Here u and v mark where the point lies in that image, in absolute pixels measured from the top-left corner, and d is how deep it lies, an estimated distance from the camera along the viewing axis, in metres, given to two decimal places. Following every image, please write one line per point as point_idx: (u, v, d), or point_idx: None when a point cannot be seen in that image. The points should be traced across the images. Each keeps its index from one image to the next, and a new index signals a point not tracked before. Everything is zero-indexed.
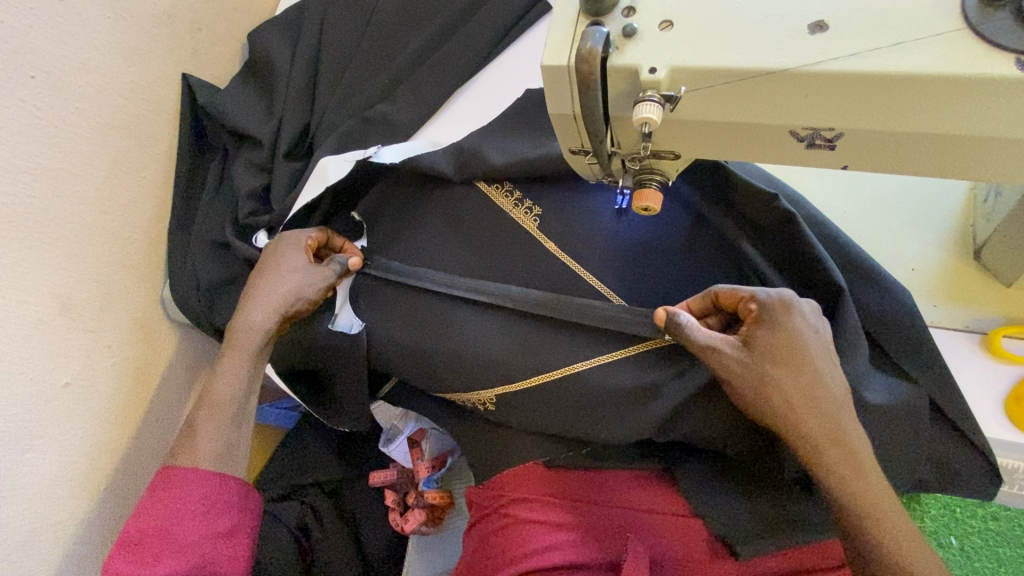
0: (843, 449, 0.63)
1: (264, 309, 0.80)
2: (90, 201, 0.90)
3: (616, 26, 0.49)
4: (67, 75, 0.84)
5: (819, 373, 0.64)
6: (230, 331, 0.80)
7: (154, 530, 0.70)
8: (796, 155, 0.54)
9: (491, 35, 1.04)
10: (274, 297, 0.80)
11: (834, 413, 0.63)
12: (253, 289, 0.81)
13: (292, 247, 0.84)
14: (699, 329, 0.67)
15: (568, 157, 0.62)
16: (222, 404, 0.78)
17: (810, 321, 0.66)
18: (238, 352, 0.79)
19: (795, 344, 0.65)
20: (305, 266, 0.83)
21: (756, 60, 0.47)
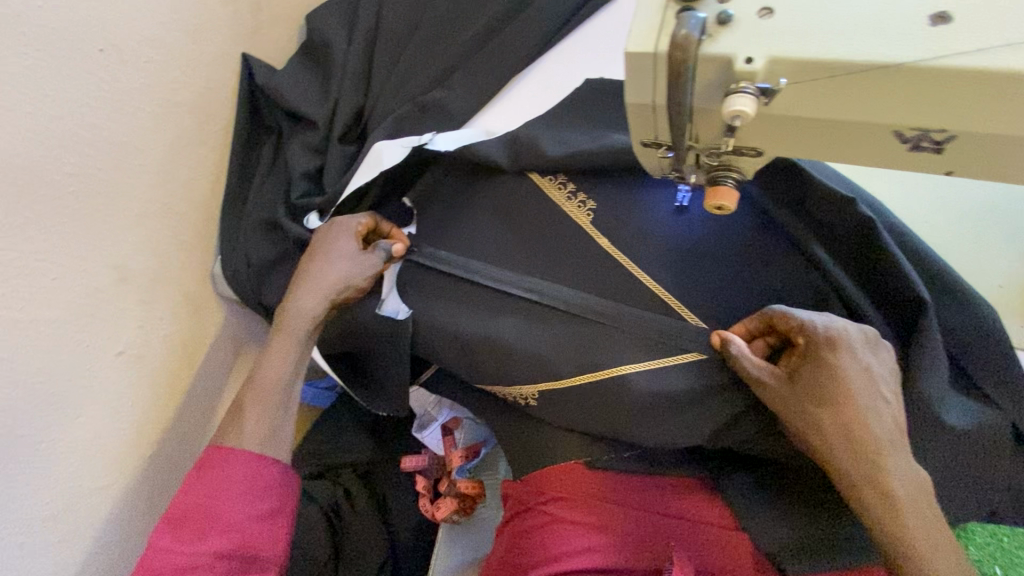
0: (903, 486, 0.57)
1: (313, 296, 0.81)
2: (150, 175, 0.92)
3: (710, 12, 0.46)
4: (134, 50, 0.86)
5: (862, 413, 0.59)
6: (281, 315, 0.82)
7: (201, 508, 0.71)
8: (896, 156, 0.51)
9: (551, 24, 1.02)
10: (324, 284, 0.81)
11: (878, 455, 0.58)
12: (303, 276, 0.82)
13: (342, 235, 0.84)
14: (749, 357, 0.65)
15: (638, 150, 0.59)
16: (269, 385, 0.79)
17: (862, 354, 0.61)
18: (286, 338, 0.81)
19: (841, 381, 0.60)
20: (354, 254, 0.83)
21: (871, 52, 0.43)
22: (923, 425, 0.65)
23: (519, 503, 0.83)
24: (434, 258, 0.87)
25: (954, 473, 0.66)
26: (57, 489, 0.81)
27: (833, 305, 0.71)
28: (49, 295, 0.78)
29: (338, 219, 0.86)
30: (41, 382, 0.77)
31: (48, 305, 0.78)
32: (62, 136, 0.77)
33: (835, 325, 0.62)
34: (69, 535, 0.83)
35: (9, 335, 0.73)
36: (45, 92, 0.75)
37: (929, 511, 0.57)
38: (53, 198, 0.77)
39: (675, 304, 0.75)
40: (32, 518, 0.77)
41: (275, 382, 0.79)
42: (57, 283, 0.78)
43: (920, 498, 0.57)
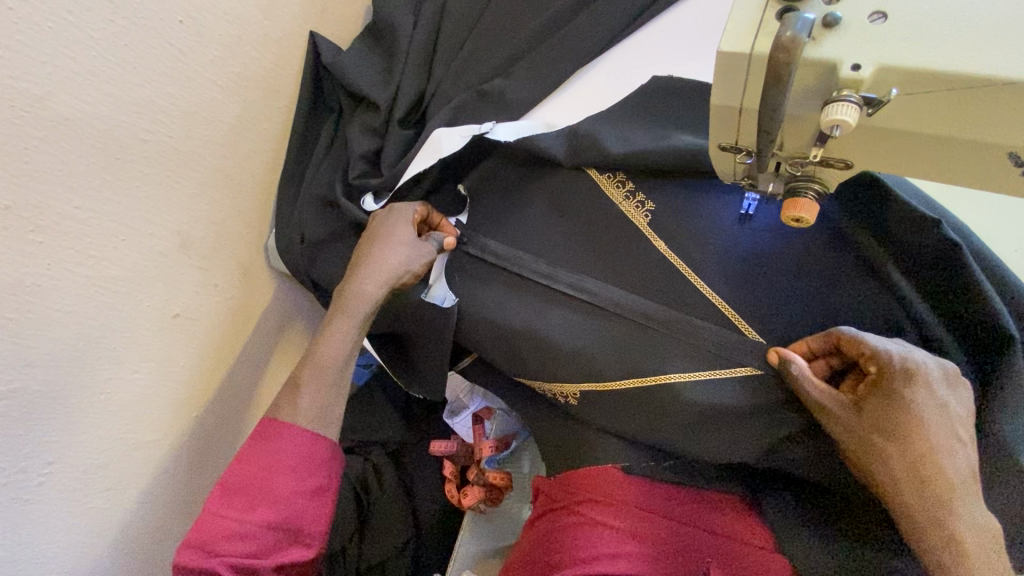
0: (977, 531, 0.54)
1: (375, 280, 0.81)
2: (215, 146, 0.94)
3: (817, 13, 0.44)
4: (211, 23, 0.88)
5: (936, 452, 0.56)
6: (338, 297, 0.82)
7: (251, 479, 0.74)
8: (1006, 180, 0.47)
9: (620, 18, 0.99)
10: (382, 272, 0.81)
11: (948, 496, 0.55)
12: (362, 262, 0.82)
13: (399, 223, 0.84)
14: (812, 382, 0.63)
15: (713, 154, 0.57)
16: (325, 361, 0.80)
17: (941, 391, 0.58)
18: (342, 322, 0.81)
19: (915, 417, 0.57)
20: (413, 244, 0.83)
21: (993, 66, 0.40)
22: (997, 469, 0.61)
23: (551, 500, 0.83)
24: (487, 251, 0.86)
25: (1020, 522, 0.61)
26: (112, 440, 0.85)
27: (907, 333, 0.67)
28: (116, 254, 0.81)
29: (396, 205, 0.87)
30: (104, 337, 0.81)
31: (115, 263, 0.81)
32: (137, 102, 0.80)
33: (914, 356, 0.59)
34: (119, 483, 0.87)
35: (79, 291, 0.77)
36: (126, 59, 0.77)
37: (999, 559, 0.54)
38: (127, 161, 0.80)
39: (732, 316, 0.73)
40: (89, 464, 0.82)
41: (321, 358, 0.81)
42: (124, 243, 0.82)
43: (993, 544, 0.54)
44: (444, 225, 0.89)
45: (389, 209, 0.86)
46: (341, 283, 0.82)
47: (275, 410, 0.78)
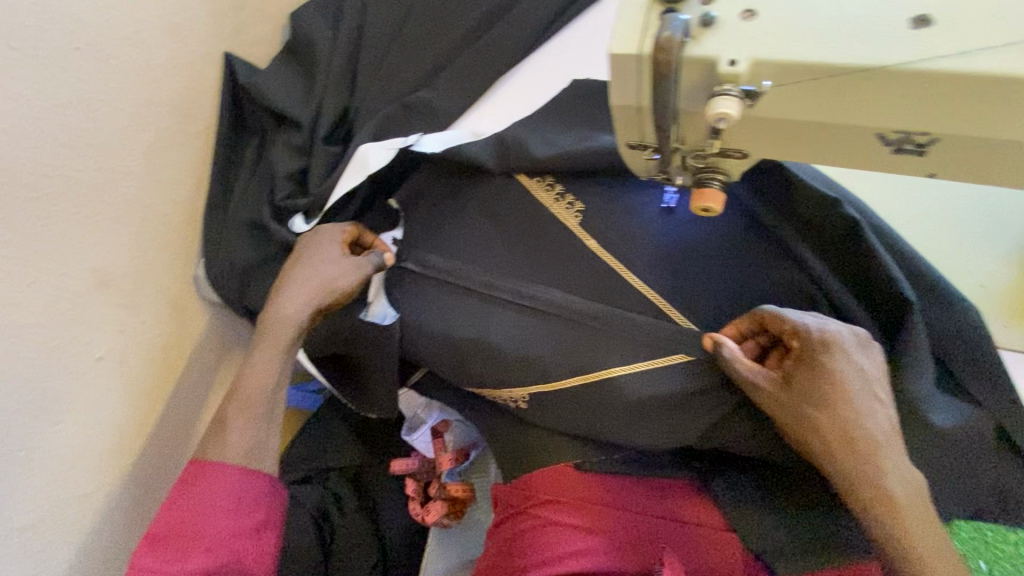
0: (903, 487, 0.58)
1: (298, 300, 0.79)
2: (129, 177, 0.90)
3: (693, 14, 0.45)
4: (112, 50, 0.84)
5: (858, 415, 0.59)
6: (263, 323, 0.80)
7: (184, 524, 0.70)
8: (880, 159, 0.48)
9: (537, 23, 1.01)
10: (309, 292, 0.79)
11: (876, 453, 0.58)
12: (291, 284, 0.80)
13: (330, 242, 0.83)
14: (744, 361, 0.65)
15: (623, 152, 0.59)
16: (254, 391, 0.78)
17: (857, 355, 0.61)
18: (270, 347, 0.79)
19: (837, 384, 0.60)
20: (344, 263, 0.82)
21: (848, 55, 0.41)
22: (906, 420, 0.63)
23: (510, 506, 0.83)
24: (423, 265, 0.86)
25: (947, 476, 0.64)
26: (36, 500, 0.79)
27: (824, 311, 0.71)
28: (23, 299, 0.75)
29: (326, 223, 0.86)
30: (15, 389, 0.75)
31: (23, 310, 0.76)
32: (34, 137, 0.75)
33: (830, 327, 0.62)
34: (50, 545, 0.81)
35: None
36: (14, 92, 0.73)
37: (920, 509, 0.57)
38: (27, 200, 0.75)
39: (664, 306, 0.75)
40: (10, 528, 0.76)
41: (257, 387, 0.78)
42: (31, 287, 0.76)
43: (916, 495, 0.58)
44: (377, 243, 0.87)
45: (319, 228, 0.85)
46: (266, 305, 0.80)
47: (212, 447, 0.75)
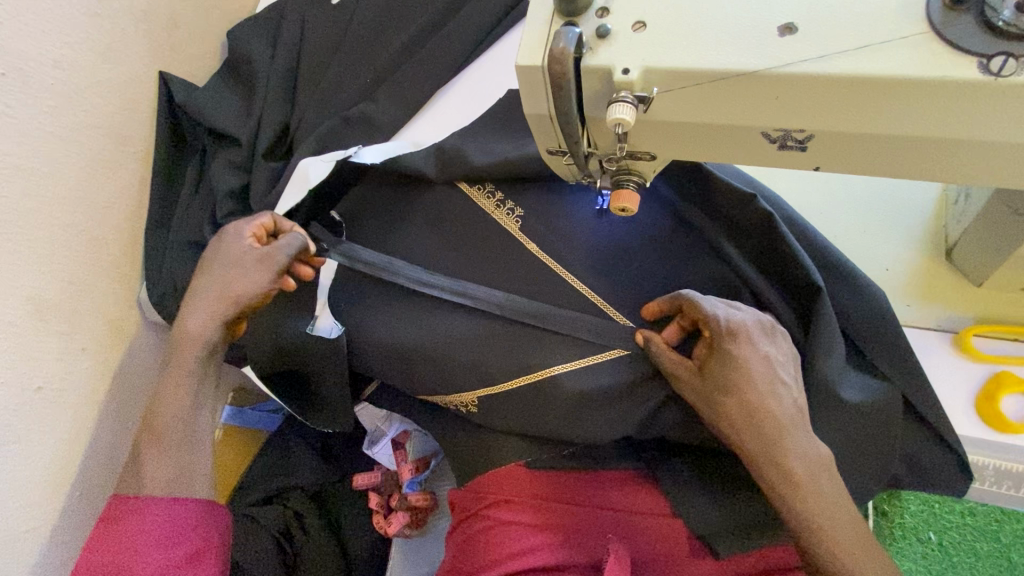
0: (813, 462, 0.62)
1: (204, 314, 0.78)
2: (64, 201, 0.88)
3: (590, 27, 0.48)
4: (38, 73, 0.83)
5: (764, 398, 0.63)
6: (174, 344, 0.78)
7: (111, 562, 0.68)
8: (769, 156, 0.51)
9: (474, 34, 1.03)
10: (218, 302, 0.78)
11: (781, 433, 0.62)
12: (201, 295, 0.78)
13: (241, 244, 0.81)
14: (668, 350, 0.69)
15: (547, 159, 0.62)
16: (168, 419, 0.76)
17: (761, 343, 0.66)
18: (184, 362, 0.78)
19: (743, 370, 0.64)
20: (254, 267, 0.78)
21: (726, 61, 0.45)
22: (818, 396, 0.67)
23: (464, 510, 0.84)
24: (350, 252, 0.87)
25: (866, 452, 0.68)
26: None
27: (746, 301, 0.75)
28: None
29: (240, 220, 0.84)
30: None
31: None
32: None
33: (737, 316, 0.67)
34: None
35: None
36: None
37: (832, 481, 0.62)
38: None
39: (601, 304, 0.78)
40: None
41: (197, 406, 0.78)
42: None
43: (825, 468, 0.62)
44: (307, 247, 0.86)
45: (232, 229, 0.83)
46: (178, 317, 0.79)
47: (155, 470, 0.74)
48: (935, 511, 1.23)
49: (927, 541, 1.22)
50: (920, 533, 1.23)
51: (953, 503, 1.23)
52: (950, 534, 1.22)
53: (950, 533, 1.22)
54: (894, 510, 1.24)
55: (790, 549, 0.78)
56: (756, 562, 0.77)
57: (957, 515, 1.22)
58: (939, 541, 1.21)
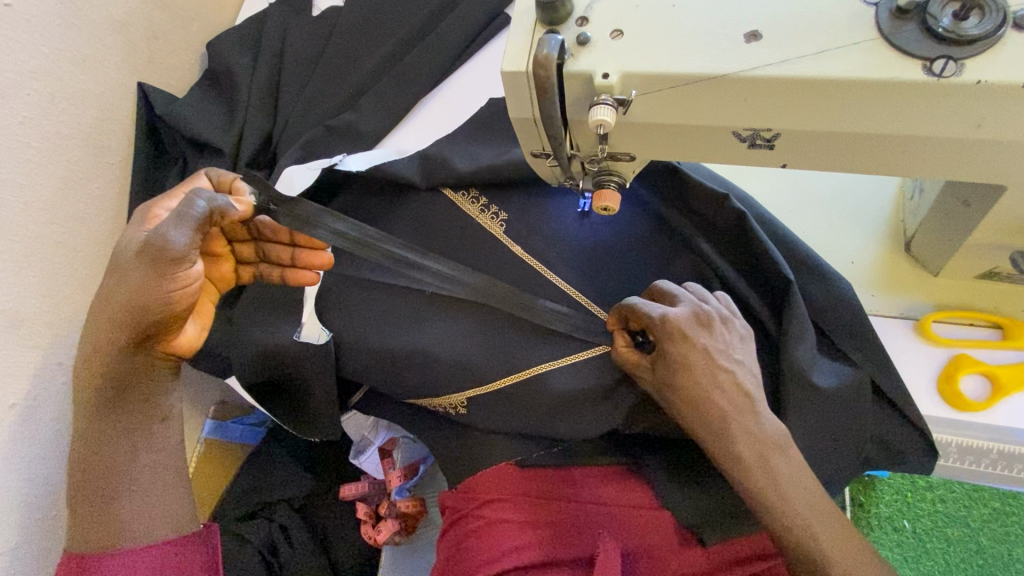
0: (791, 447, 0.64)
1: (101, 340, 0.64)
2: (39, 213, 0.87)
3: (571, 35, 0.51)
4: (14, 84, 0.83)
5: (708, 393, 0.65)
6: (81, 380, 0.66)
7: None
8: (740, 155, 0.55)
9: (456, 44, 1.05)
10: (105, 322, 0.63)
11: (740, 419, 0.65)
12: (91, 315, 0.64)
13: (133, 240, 0.66)
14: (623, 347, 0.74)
15: (531, 161, 0.64)
16: (101, 468, 0.67)
17: (698, 337, 0.67)
18: (87, 393, 0.66)
19: (686, 368, 0.66)
20: (133, 269, 0.62)
21: (698, 66, 0.48)
22: (793, 383, 0.71)
23: (456, 510, 0.85)
24: (318, 216, 0.77)
25: (840, 435, 0.72)
26: None
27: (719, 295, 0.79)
28: None
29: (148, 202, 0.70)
30: None
31: None
32: None
33: (673, 312, 0.68)
34: None
35: None
36: None
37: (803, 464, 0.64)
38: None
39: (584, 302, 0.82)
40: None
41: (137, 449, 0.68)
42: None
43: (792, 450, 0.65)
44: (301, 237, 0.80)
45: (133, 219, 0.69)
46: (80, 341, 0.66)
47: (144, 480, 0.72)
48: (908, 500, 1.28)
49: (900, 529, 1.26)
50: (895, 522, 1.28)
51: (924, 491, 1.28)
52: (922, 522, 1.27)
53: (922, 521, 1.27)
54: (870, 500, 1.28)
55: (763, 535, 0.81)
56: (736, 548, 0.80)
57: (928, 502, 1.27)
58: (912, 529, 1.26)
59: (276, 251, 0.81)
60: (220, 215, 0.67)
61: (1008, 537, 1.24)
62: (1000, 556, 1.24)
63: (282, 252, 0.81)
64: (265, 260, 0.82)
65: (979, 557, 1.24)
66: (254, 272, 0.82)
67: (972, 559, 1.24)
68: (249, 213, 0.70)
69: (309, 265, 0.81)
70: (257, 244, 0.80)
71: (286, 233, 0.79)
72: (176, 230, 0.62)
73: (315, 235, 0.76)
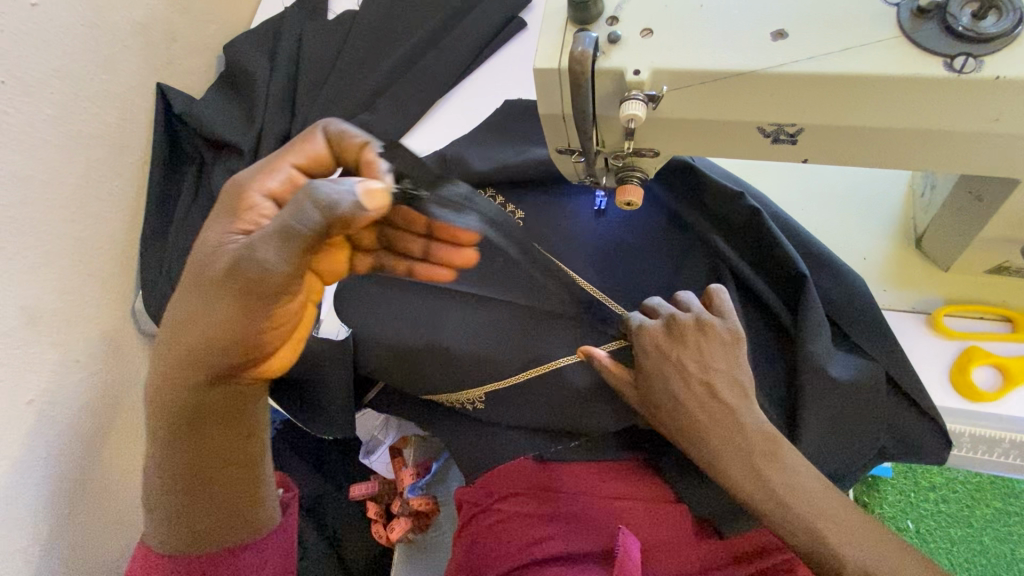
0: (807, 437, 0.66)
1: (196, 346, 0.56)
2: (59, 209, 0.88)
3: (602, 33, 0.53)
4: (39, 82, 0.84)
5: (675, 402, 0.70)
6: (167, 382, 0.60)
7: None
8: (763, 150, 0.57)
9: (471, 48, 1.07)
10: (195, 337, 0.56)
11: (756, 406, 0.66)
12: (174, 320, 0.58)
13: (235, 241, 0.56)
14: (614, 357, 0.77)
15: (555, 158, 0.66)
16: (182, 478, 0.63)
17: (670, 349, 0.72)
18: (172, 400, 0.60)
19: (653, 379, 0.72)
20: (224, 286, 0.54)
21: (727, 62, 0.50)
22: (808, 375, 0.73)
23: (473, 505, 0.86)
24: (467, 200, 0.67)
25: (854, 426, 0.73)
26: None
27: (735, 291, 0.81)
28: None
29: (248, 183, 0.60)
30: None
31: None
32: None
33: (649, 325, 0.74)
34: None
35: None
36: None
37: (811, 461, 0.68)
38: None
39: (602, 298, 0.83)
40: None
41: (218, 464, 0.64)
42: None
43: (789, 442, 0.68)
44: (440, 229, 0.65)
45: (224, 207, 0.59)
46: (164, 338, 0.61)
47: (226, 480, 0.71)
48: (912, 500, 1.30)
49: (906, 529, 1.28)
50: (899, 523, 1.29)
51: (927, 491, 1.30)
52: (927, 522, 1.28)
53: (926, 520, 1.28)
54: (875, 501, 1.30)
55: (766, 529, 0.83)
56: (746, 542, 0.82)
57: (932, 503, 1.29)
58: (918, 529, 1.28)
59: (406, 242, 0.67)
60: (340, 222, 0.48)
61: (1011, 536, 1.26)
62: (1003, 555, 1.25)
63: (413, 244, 0.67)
64: (387, 249, 0.68)
65: (983, 557, 1.25)
66: (374, 262, 0.68)
67: (976, 559, 1.25)
68: (383, 208, 0.50)
69: (446, 263, 0.69)
70: (383, 231, 0.66)
71: (423, 223, 0.65)
72: (271, 252, 0.51)
73: (461, 222, 0.65)
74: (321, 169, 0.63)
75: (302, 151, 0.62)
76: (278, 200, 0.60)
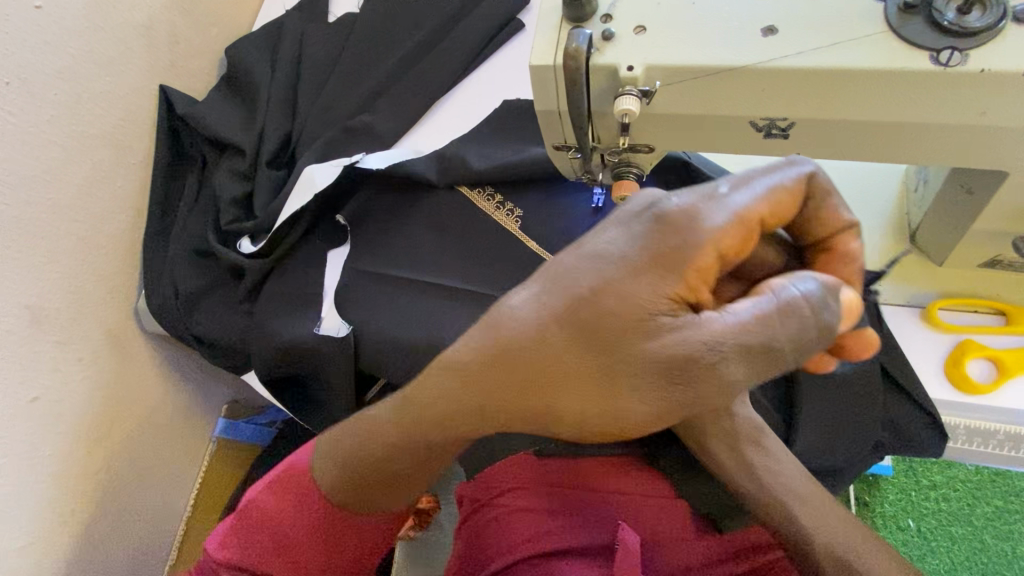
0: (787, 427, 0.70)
1: (529, 377, 0.50)
2: (62, 209, 0.89)
3: (596, 31, 0.54)
4: (43, 83, 0.85)
5: None
6: (490, 396, 0.52)
7: (318, 536, 0.68)
8: (756, 144, 0.58)
9: (470, 48, 1.09)
10: (524, 378, 0.50)
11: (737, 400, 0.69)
12: (524, 365, 0.50)
13: (679, 329, 0.47)
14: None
15: (552, 154, 0.67)
16: (382, 466, 0.62)
17: None
18: (473, 410, 0.54)
19: None
20: (641, 382, 0.48)
21: (717, 58, 0.51)
22: (801, 370, 0.74)
23: (474, 501, 0.87)
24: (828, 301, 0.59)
25: (849, 421, 0.74)
26: None
27: None
28: None
29: (695, 226, 0.47)
30: None
31: None
32: None
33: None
34: None
35: None
36: None
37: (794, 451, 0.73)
38: None
39: None
40: None
41: (396, 472, 0.63)
42: None
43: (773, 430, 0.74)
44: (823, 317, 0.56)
45: (645, 245, 0.48)
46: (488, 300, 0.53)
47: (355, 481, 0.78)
48: (913, 498, 1.30)
49: (906, 527, 1.28)
50: (900, 521, 1.29)
51: (928, 489, 1.30)
52: (928, 520, 1.28)
53: (928, 519, 1.28)
54: (875, 498, 1.30)
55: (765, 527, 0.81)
56: (748, 537, 0.80)
57: (932, 502, 1.29)
58: (918, 527, 1.28)
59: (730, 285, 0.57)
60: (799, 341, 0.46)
61: (1011, 535, 1.26)
62: (1003, 553, 1.25)
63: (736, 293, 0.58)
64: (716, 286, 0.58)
65: (983, 555, 1.25)
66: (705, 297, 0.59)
67: (976, 557, 1.26)
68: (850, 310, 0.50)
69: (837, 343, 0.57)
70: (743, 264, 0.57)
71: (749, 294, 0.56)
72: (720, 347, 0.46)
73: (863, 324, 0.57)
74: (776, 222, 0.50)
75: (743, 185, 0.49)
76: (721, 258, 0.48)
